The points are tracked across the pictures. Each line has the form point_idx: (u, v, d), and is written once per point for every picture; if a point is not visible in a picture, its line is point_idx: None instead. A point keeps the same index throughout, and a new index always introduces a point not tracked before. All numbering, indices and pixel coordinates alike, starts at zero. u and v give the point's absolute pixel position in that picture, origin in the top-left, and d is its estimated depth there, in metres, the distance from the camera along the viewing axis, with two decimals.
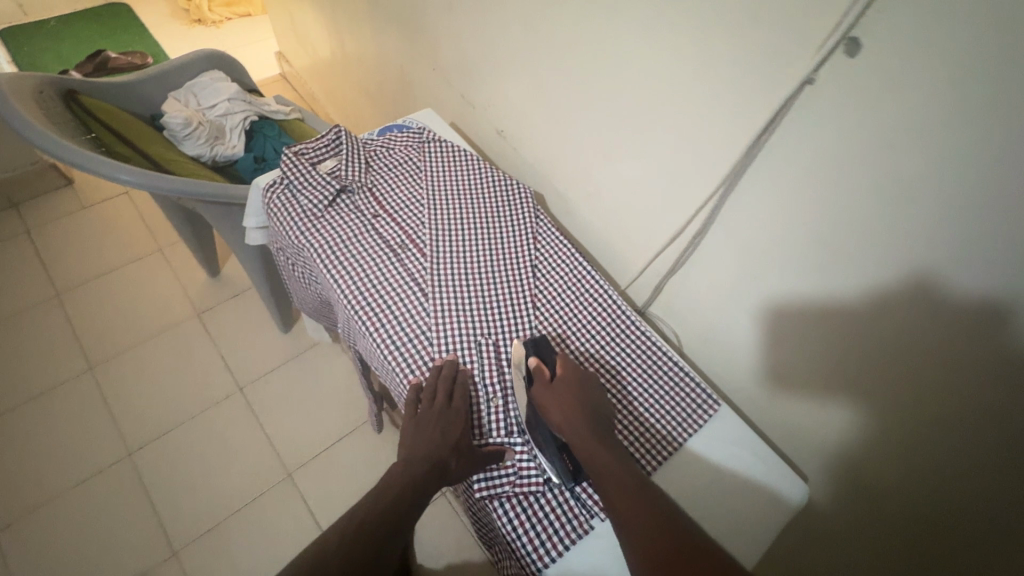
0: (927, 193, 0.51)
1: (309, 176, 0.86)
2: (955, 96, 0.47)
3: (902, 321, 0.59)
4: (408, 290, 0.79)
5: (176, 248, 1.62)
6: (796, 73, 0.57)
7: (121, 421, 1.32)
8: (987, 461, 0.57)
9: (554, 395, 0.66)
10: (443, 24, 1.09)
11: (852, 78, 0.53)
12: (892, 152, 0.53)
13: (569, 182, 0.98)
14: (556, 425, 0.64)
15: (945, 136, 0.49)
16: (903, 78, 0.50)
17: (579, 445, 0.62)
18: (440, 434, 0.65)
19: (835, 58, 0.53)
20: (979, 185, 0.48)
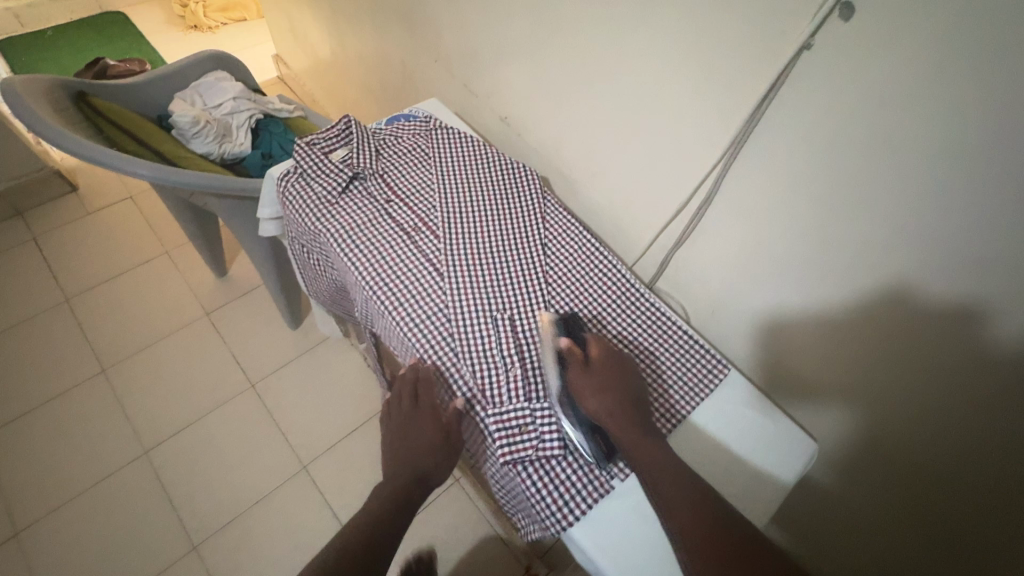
0: (944, 150, 0.49)
1: (319, 163, 0.81)
2: (955, 56, 0.45)
3: (914, 279, 0.57)
4: (425, 283, 0.74)
5: (184, 252, 1.64)
6: (793, 40, 0.55)
7: (137, 421, 1.35)
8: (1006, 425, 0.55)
9: (591, 381, 0.62)
10: (440, 13, 1.07)
11: (849, 43, 0.52)
12: (896, 113, 0.51)
13: (573, 165, 0.95)
14: (591, 411, 0.61)
15: (946, 98, 0.47)
16: (901, 39, 0.48)
17: (618, 434, 0.60)
18: (414, 440, 0.66)
19: (830, 24, 0.52)
20: (987, 143, 0.46)
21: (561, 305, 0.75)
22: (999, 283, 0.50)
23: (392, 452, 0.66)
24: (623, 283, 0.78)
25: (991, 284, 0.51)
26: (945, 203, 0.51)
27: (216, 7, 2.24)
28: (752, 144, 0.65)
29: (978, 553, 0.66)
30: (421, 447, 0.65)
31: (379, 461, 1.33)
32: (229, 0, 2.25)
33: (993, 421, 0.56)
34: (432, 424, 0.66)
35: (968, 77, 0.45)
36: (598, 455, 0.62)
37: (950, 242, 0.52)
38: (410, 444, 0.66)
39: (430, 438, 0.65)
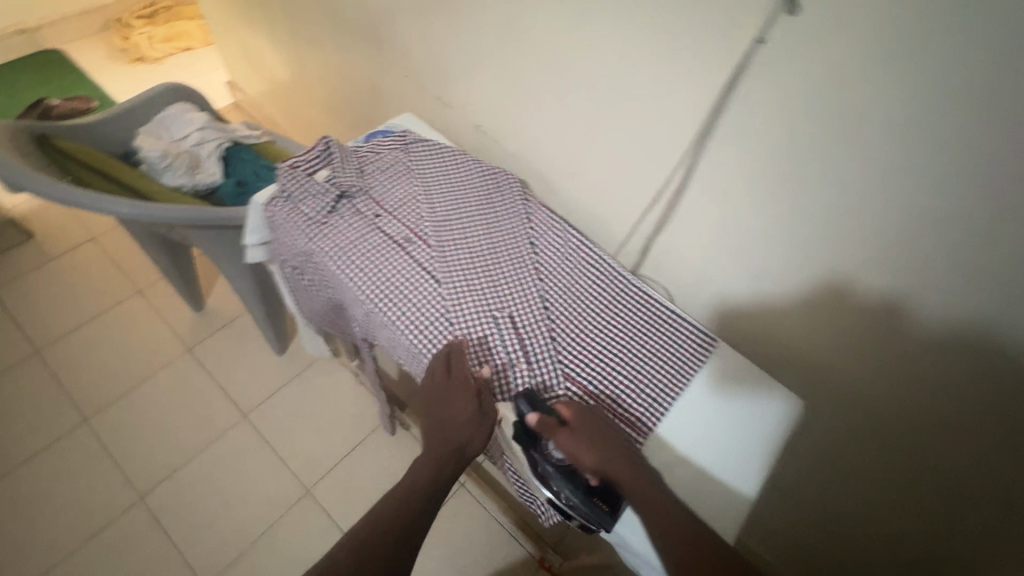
0: (894, 118, 0.55)
1: (306, 185, 0.83)
2: (891, 43, 0.52)
3: (873, 241, 0.63)
4: (425, 291, 0.76)
5: (155, 288, 1.60)
6: (747, 35, 0.61)
7: (128, 466, 1.32)
8: (967, 359, 0.62)
9: (579, 440, 0.62)
10: (404, 29, 1.09)
11: (797, 35, 0.57)
12: (844, 96, 0.57)
13: (550, 165, 0.99)
14: (596, 467, 0.62)
15: (885, 79, 0.53)
16: (843, 29, 0.54)
17: (619, 481, 0.62)
18: (450, 413, 0.68)
19: (779, 20, 0.58)
20: (925, 117, 0.52)
21: (556, 302, 0.78)
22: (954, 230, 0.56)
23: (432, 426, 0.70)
24: (612, 273, 0.82)
25: (945, 233, 0.56)
26: (898, 165, 0.57)
27: (160, 37, 2.19)
28: (721, 129, 0.70)
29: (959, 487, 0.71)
30: (460, 421, 0.68)
31: (384, 476, 1.34)
32: (174, 30, 2.21)
33: (966, 352, 0.62)
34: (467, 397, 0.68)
35: (911, 51, 0.51)
36: (600, 516, 0.62)
37: (908, 201, 0.58)
38: (446, 415, 0.68)
39: (469, 414, 0.67)
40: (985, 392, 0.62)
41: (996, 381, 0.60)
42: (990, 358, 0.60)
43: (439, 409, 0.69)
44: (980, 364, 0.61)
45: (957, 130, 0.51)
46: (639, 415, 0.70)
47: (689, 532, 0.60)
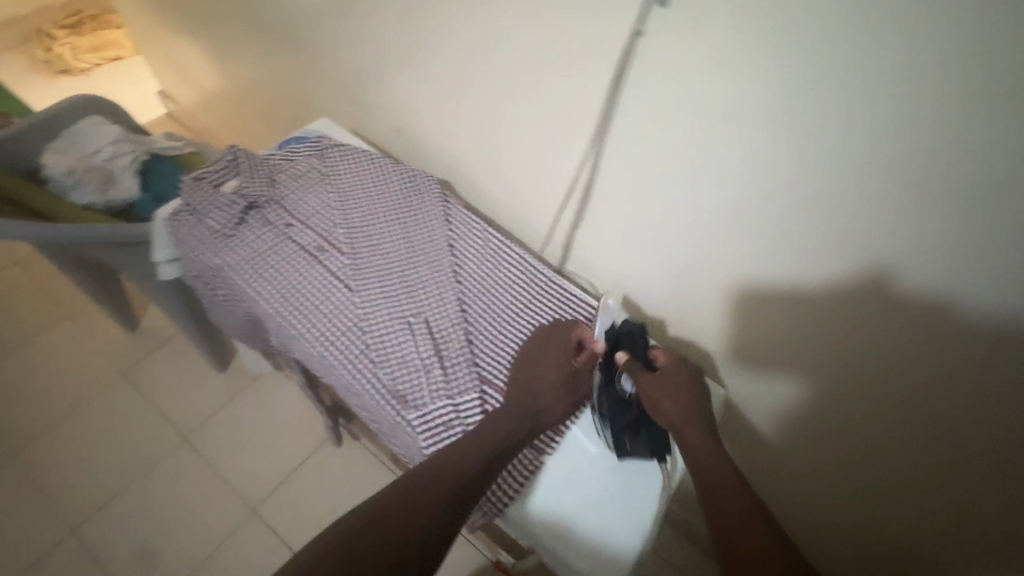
0: (767, 99, 0.55)
1: (211, 198, 0.80)
2: (750, 32, 0.52)
3: (764, 227, 0.64)
4: (338, 300, 0.74)
5: (85, 309, 1.52)
6: (626, 27, 0.61)
7: (60, 498, 1.25)
8: (853, 328, 0.65)
9: (664, 389, 0.64)
10: (321, 30, 1.07)
11: (669, 25, 0.58)
12: (720, 85, 0.58)
13: (472, 164, 0.98)
14: (671, 415, 0.63)
15: (750, 69, 0.55)
16: (708, 20, 0.54)
17: (688, 439, 0.61)
18: (536, 374, 0.68)
19: (653, 12, 0.58)
20: (790, 104, 0.54)
21: (474, 305, 0.77)
22: (833, 207, 0.57)
23: (517, 379, 0.68)
24: (531, 271, 0.81)
25: (827, 210, 0.58)
26: (778, 146, 0.57)
27: (86, 47, 2.09)
28: (618, 119, 0.70)
29: (867, 445, 0.74)
30: (544, 380, 0.67)
31: (331, 490, 1.29)
32: (99, 40, 2.11)
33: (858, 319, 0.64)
34: (557, 361, 0.69)
35: (773, 31, 0.51)
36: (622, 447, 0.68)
37: (790, 181, 0.59)
38: (531, 373, 0.68)
39: (555, 373, 0.67)
40: (880, 355, 0.65)
41: (889, 347, 0.63)
42: (880, 325, 0.62)
43: (527, 363, 0.69)
44: (865, 330, 0.64)
45: (821, 107, 0.52)
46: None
47: (750, 508, 0.55)
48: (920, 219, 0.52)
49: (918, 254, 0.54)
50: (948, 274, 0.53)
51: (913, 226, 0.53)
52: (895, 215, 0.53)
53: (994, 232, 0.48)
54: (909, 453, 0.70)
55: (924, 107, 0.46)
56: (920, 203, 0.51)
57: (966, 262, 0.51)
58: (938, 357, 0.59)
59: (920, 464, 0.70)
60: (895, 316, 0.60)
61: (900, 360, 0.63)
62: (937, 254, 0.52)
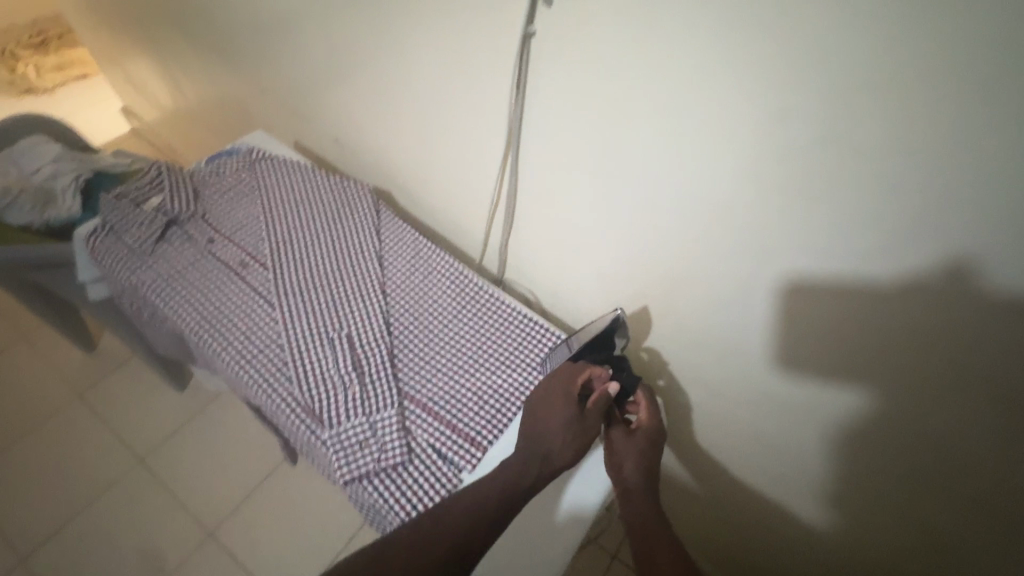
0: (655, 89, 0.54)
1: (129, 214, 0.77)
2: (630, 25, 0.52)
3: (679, 226, 0.63)
4: (257, 316, 0.72)
5: (42, 331, 1.50)
6: (519, 29, 0.61)
7: (9, 526, 1.22)
8: (775, 334, 0.63)
9: (630, 446, 0.64)
10: (258, 44, 1.07)
11: (558, 25, 0.57)
12: (615, 82, 0.57)
13: (407, 174, 0.97)
14: (624, 477, 0.62)
15: (637, 64, 0.54)
16: (592, 20, 0.54)
17: (635, 506, 0.60)
18: (546, 415, 0.62)
19: (541, 12, 0.58)
20: (677, 95, 0.53)
21: (401, 317, 0.75)
22: (736, 200, 0.55)
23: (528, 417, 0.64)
24: (462, 281, 0.80)
25: (728, 205, 0.56)
26: (672, 140, 0.56)
27: (51, 66, 2.08)
28: (528, 122, 0.69)
29: (804, 453, 0.72)
30: (551, 423, 0.61)
31: (291, 507, 1.27)
32: (65, 60, 2.11)
33: (776, 316, 0.61)
34: (566, 401, 0.62)
35: (649, 23, 0.50)
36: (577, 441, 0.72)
37: (688, 176, 0.57)
38: (540, 413, 0.63)
39: (562, 414, 0.61)
40: (800, 355, 0.62)
41: (810, 347, 0.60)
42: (798, 323, 0.60)
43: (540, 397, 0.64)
44: (787, 337, 0.62)
45: (702, 95, 0.51)
46: (478, 428, 0.67)
47: None
48: (816, 208, 0.50)
49: (817, 246, 0.52)
50: (848, 268, 0.51)
51: (812, 214, 0.50)
52: (793, 205, 0.51)
53: (883, 217, 0.46)
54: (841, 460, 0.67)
55: (797, 89, 0.45)
56: (812, 192, 0.49)
57: (863, 250, 0.49)
58: (856, 352, 0.57)
59: (853, 469, 0.67)
60: (810, 310, 0.57)
61: (822, 358, 0.60)
62: (837, 244, 0.50)
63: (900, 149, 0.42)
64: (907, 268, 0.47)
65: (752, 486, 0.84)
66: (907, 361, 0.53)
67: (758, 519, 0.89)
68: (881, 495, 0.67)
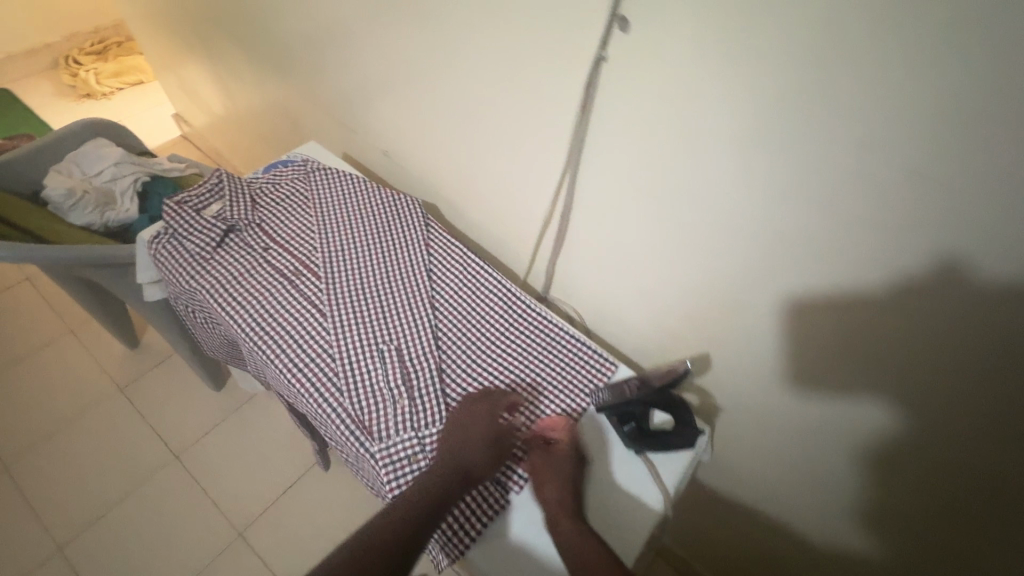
0: (725, 121, 0.52)
1: (191, 220, 0.80)
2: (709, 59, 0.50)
3: (742, 258, 0.60)
4: (308, 324, 0.73)
5: (89, 327, 1.55)
6: (590, 54, 0.60)
7: (48, 517, 1.25)
8: (839, 372, 0.61)
9: (551, 466, 0.62)
10: (314, 57, 1.10)
11: (631, 50, 0.56)
12: (683, 109, 0.55)
13: (455, 190, 0.98)
14: (547, 498, 0.60)
15: (713, 93, 0.52)
16: (665, 48, 0.53)
17: (555, 521, 0.58)
18: (463, 434, 0.63)
19: (615, 35, 0.57)
20: (752, 129, 0.51)
21: (448, 332, 0.76)
22: (808, 236, 0.53)
23: (445, 438, 0.63)
24: (510, 299, 0.80)
25: (799, 240, 0.54)
26: (741, 176, 0.54)
27: (109, 73, 2.18)
28: (589, 146, 0.68)
29: (858, 494, 0.69)
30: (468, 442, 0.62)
31: (320, 513, 1.27)
32: (122, 66, 2.21)
33: (842, 354, 0.59)
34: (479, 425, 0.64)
35: (729, 55, 0.48)
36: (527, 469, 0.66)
37: (753, 210, 0.56)
38: (457, 432, 0.63)
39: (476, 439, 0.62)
40: (865, 393, 0.59)
41: (881, 386, 0.58)
42: (866, 362, 0.57)
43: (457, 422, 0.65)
44: (859, 374, 0.59)
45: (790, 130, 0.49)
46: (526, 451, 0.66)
47: None
48: (903, 249, 0.48)
49: (900, 287, 0.50)
50: (939, 313, 0.49)
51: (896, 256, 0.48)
52: (874, 244, 0.49)
53: (981, 265, 0.44)
54: (902, 504, 0.65)
55: (895, 130, 0.43)
56: (899, 233, 0.47)
57: (955, 295, 0.47)
58: (934, 399, 0.54)
59: (917, 517, 0.64)
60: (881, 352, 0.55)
61: (889, 401, 0.58)
62: (922, 287, 0.48)
63: (1012, 200, 0.40)
64: (1008, 321, 0.45)
65: (799, 522, 0.81)
66: (992, 409, 0.50)
67: (799, 556, 0.86)
68: (945, 545, 0.64)
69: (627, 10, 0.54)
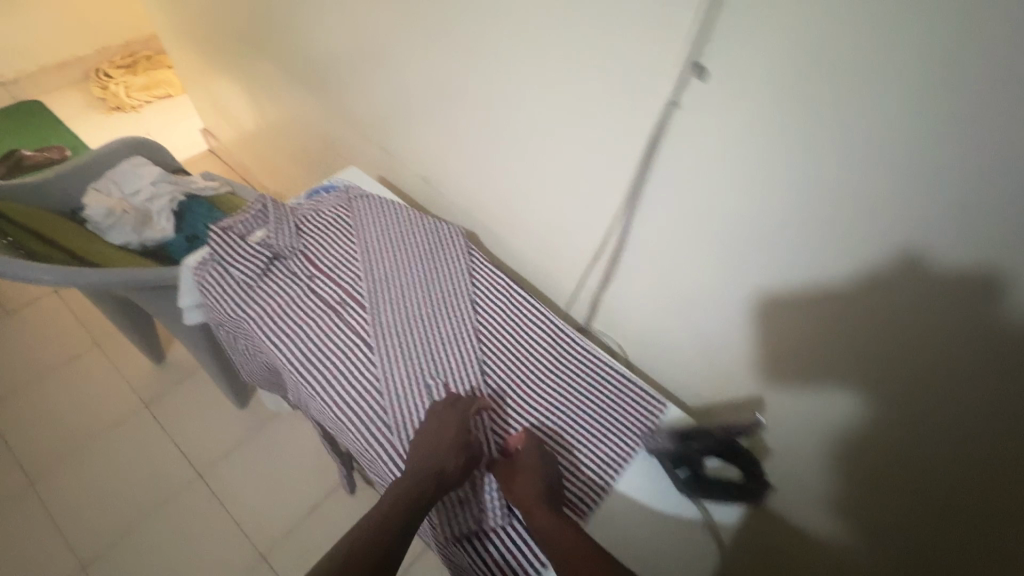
0: (807, 172, 0.52)
1: (236, 247, 0.80)
2: (796, 112, 0.50)
3: (811, 306, 0.59)
4: (353, 356, 0.73)
5: (115, 340, 1.56)
6: (661, 100, 0.59)
7: (72, 532, 1.25)
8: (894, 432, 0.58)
9: (520, 464, 0.62)
10: (355, 83, 1.10)
11: (706, 99, 0.55)
12: (762, 157, 0.54)
13: (496, 218, 0.97)
14: (518, 494, 0.60)
15: (798, 145, 0.51)
16: (746, 98, 0.52)
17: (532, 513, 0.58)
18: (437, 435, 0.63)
19: (690, 84, 0.56)
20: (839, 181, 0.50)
21: (494, 366, 0.75)
22: (890, 295, 0.51)
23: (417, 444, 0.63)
24: (557, 334, 0.79)
25: (874, 293, 0.53)
26: (818, 226, 0.54)
27: (139, 86, 2.21)
28: (649, 187, 0.68)
29: None
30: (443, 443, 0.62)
31: None
32: (152, 80, 2.23)
33: (916, 433, 0.55)
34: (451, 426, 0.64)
35: (822, 109, 0.48)
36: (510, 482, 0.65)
37: (828, 261, 0.55)
38: (429, 435, 0.63)
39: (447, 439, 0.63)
40: (923, 460, 0.57)
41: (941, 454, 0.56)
42: (928, 428, 0.55)
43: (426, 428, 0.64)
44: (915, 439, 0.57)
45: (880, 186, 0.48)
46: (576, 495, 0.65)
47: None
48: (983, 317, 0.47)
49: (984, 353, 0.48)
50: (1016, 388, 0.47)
51: (988, 329, 0.47)
52: (959, 313, 0.48)
53: None
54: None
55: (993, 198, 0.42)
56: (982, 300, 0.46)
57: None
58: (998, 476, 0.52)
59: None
60: (963, 430, 0.52)
61: (963, 483, 0.55)
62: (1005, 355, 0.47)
63: None
64: None
65: None
66: None
67: None
68: None
69: (706, 59, 0.53)
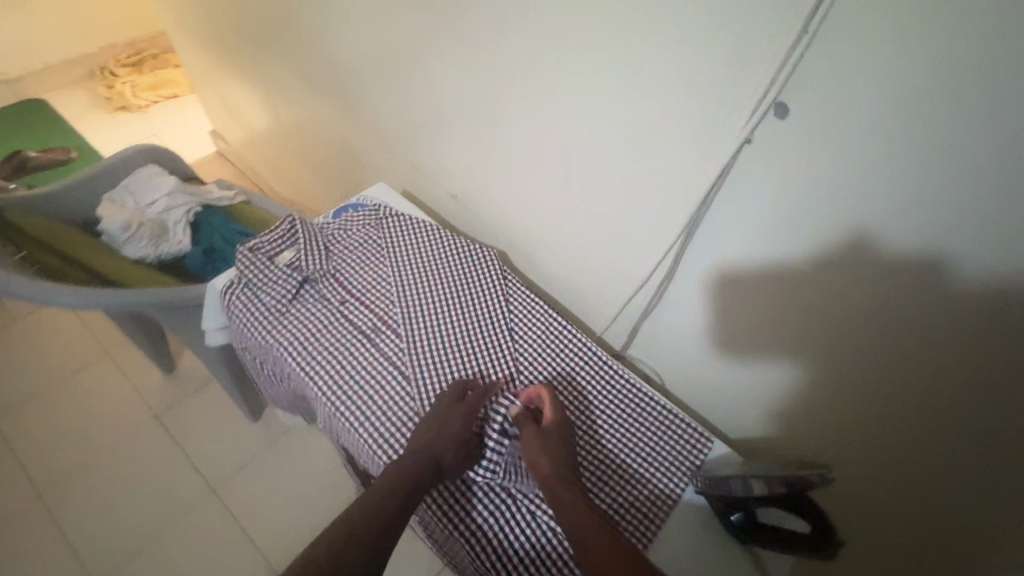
0: (894, 220, 0.48)
1: (265, 270, 0.77)
2: (892, 158, 0.46)
3: (881, 358, 0.56)
4: (388, 387, 0.71)
5: (124, 350, 1.52)
6: (732, 136, 0.56)
7: (82, 549, 1.22)
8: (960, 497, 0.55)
9: (541, 437, 0.60)
10: (380, 94, 1.07)
11: (785, 136, 0.52)
12: (843, 201, 0.51)
13: (529, 239, 0.94)
14: (539, 469, 0.57)
15: (889, 193, 0.47)
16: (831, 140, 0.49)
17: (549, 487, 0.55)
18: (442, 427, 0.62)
19: (767, 120, 0.52)
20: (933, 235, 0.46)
21: None
22: (974, 355, 0.48)
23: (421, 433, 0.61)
24: (599, 366, 0.76)
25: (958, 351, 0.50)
26: (896, 275, 0.50)
27: (146, 85, 2.16)
28: (706, 220, 0.64)
29: None
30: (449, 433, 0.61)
31: None
32: (159, 79, 2.19)
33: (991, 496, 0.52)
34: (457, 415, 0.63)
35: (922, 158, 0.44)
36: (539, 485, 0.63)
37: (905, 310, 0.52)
38: (434, 426, 0.62)
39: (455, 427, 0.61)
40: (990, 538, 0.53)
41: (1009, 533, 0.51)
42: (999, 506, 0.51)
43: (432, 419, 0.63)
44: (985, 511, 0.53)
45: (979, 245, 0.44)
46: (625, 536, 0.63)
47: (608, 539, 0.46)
48: None
49: None
50: None
51: None
52: None
53: None
54: None
55: None
56: None
57: None
58: None
59: None
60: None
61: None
62: None
63: None
64: None
65: None
66: None
67: None
68: None
69: (788, 96, 0.50)
